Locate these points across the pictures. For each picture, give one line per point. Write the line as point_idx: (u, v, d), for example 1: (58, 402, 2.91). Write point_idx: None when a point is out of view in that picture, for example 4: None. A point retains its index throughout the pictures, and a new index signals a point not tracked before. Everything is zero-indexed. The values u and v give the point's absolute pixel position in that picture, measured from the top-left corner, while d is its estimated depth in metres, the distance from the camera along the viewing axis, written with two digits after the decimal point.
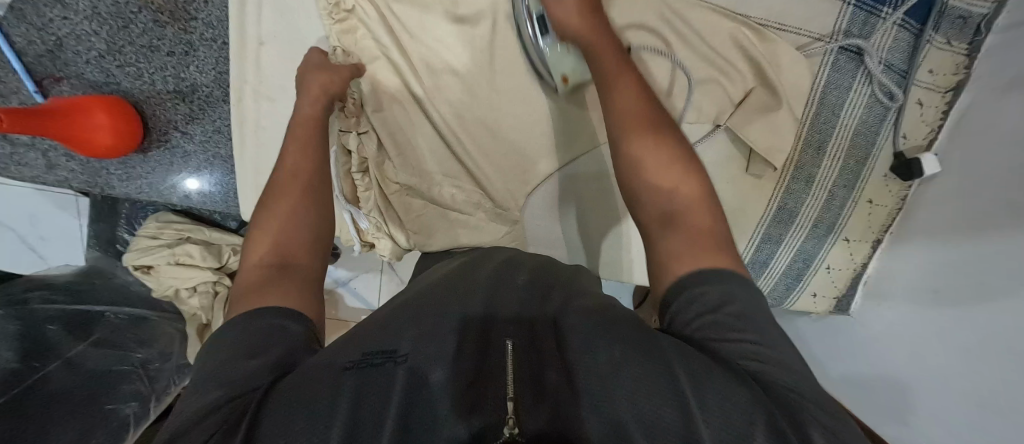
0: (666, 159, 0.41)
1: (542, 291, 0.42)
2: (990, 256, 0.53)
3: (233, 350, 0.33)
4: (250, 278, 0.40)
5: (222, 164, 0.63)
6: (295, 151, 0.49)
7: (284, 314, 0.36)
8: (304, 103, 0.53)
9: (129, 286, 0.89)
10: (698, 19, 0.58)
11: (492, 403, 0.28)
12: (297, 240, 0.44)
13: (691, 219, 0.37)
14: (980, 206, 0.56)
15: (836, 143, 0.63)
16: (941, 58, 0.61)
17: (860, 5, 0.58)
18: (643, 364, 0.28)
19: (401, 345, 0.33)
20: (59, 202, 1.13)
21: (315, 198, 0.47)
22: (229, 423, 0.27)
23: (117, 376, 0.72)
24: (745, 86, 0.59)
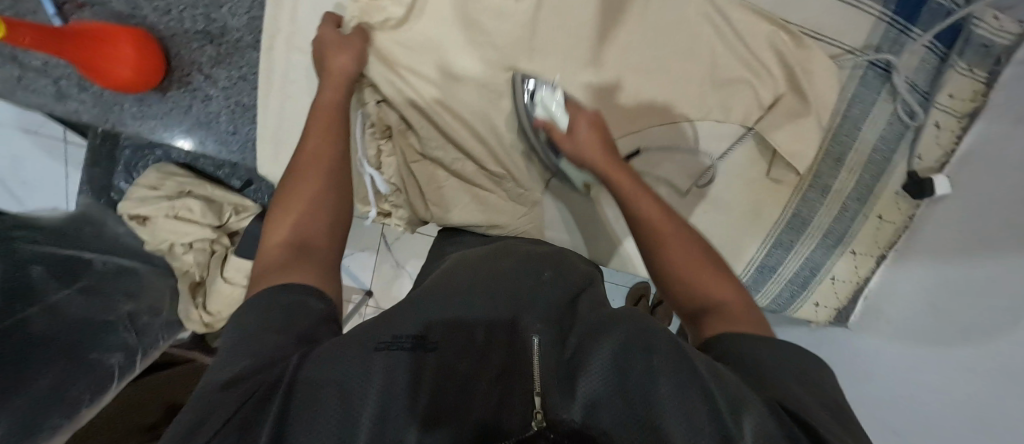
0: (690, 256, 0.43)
1: (570, 294, 0.43)
2: (987, 279, 0.55)
3: (263, 323, 0.33)
4: (269, 257, 0.39)
5: (243, 112, 0.61)
6: (319, 129, 0.47)
7: (304, 293, 0.35)
8: (323, 86, 0.51)
9: (119, 237, 0.84)
10: (739, 19, 0.58)
11: (519, 393, 0.29)
12: (318, 221, 0.42)
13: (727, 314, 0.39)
14: (982, 231, 0.58)
15: (854, 157, 0.65)
16: (962, 84, 0.63)
17: (893, 22, 0.60)
18: (676, 372, 0.29)
19: (430, 333, 0.33)
20: (45, 147, 1.08)
21: (332, 174, 0.45)
22: (264, 388, 0.27)
23: (101, 327, 0.70)
24: (775, 90, 0.60)
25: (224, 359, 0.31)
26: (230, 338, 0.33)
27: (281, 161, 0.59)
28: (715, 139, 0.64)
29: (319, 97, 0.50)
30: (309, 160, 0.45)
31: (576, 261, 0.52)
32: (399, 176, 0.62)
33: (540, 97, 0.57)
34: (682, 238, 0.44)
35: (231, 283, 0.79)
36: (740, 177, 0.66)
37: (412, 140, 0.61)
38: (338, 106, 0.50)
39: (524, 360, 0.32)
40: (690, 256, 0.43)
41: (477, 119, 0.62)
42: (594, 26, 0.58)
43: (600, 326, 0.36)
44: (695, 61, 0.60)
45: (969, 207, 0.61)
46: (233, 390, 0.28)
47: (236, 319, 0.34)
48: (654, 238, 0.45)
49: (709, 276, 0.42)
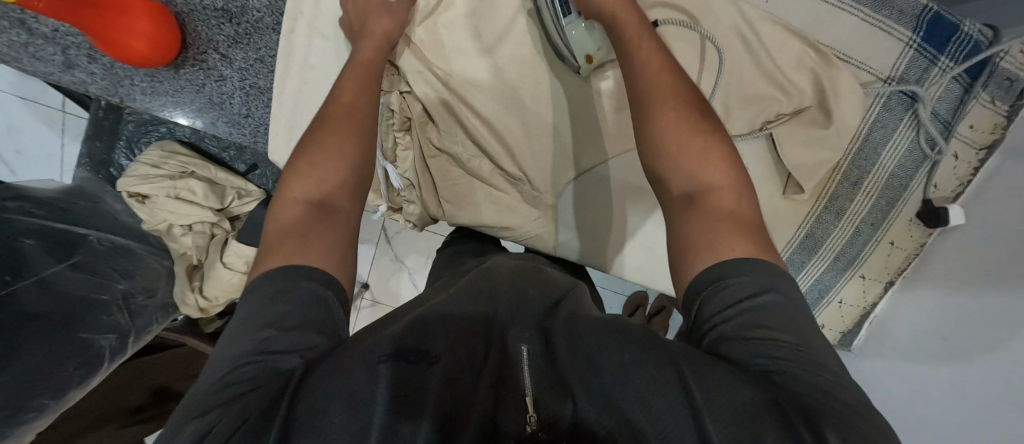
0: (689, 138, 0.39)
1: (554, 299, 0.42)
2: (996, 311, 0.55)
3: (267, 318, 0.31)
4: (289, 212, 0.39)
5: (257, 95, 0.59)
6: (344, 106, 0.46)
7: (303, 271, 0.34)
8: (354, 60, 0.49)
9: (115, 214, 0.81)
10: (768, 34, 0.58)
11: (512, 399, 0.28)
12: (343, 176, 0.42)
13: (716, 203, 0.37)
14: (993, 264, 0.58)
15: (872, 181, 0.65)
16: (983, 116, 0.63)
17: (922, 50, 0.60)
18: (652, 369, 0.28)
19: (434, 345, 0.31)
20: (42, 115, 1.05)
21: (360, 152, 0.44)
22: (267, 401, 0.26)
23: (95, 305, 0.67)
24: (800, 104, 0.59)
25: (225, 354, 0.30)
26: (232, 339, 0.31)
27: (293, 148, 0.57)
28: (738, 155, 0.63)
29: (344, 74, 0.49)
30: (328, 133, 0.43)
31: (550, 272, 0.51)
32: (417, 172, 0.60)
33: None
34: (687, 112, 0.40)
35: (230, 268, 0.77)
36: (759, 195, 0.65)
37: (432, 134, 0.60)
38: (366, 86, 0.48)
39: (518, 368, 0.30)
40: (693, 137, 0.39)
41: (497, 118, 0.61)
42: None
43: (582, 337, 0.34)
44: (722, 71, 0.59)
45: (996, 229, 0.59)
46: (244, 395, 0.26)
47: (253, 304, 0.33)
48: (655, 101, 0.41)
49: (700, 161, 0.39)
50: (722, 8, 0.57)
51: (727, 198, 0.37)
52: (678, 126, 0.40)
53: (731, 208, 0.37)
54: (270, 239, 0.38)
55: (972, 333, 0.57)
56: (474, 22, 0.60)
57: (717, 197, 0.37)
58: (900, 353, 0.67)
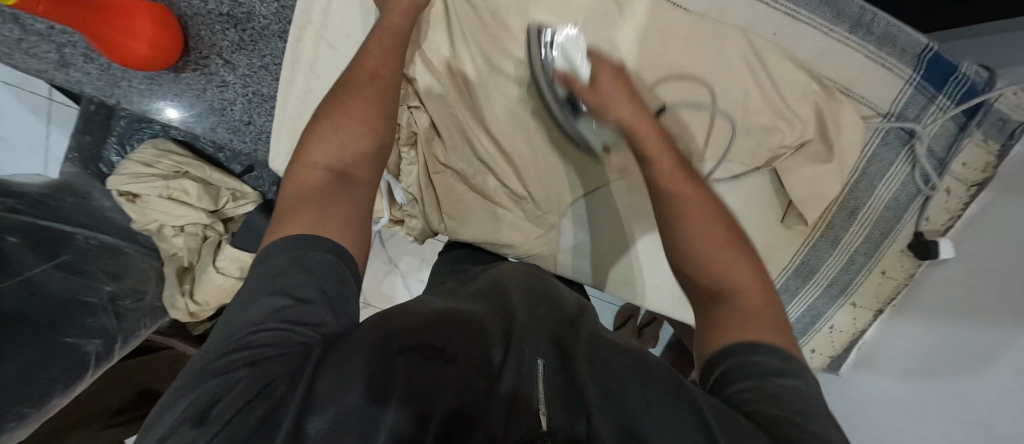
0: (716, 247, 0.41)
1: (571, 313, 0.42)
2: (980, 342, 0.57)
3: (282, 281, 0.33)
4: (308, 178, 0.40)
5: (261, 103, 0.58)
6: (360, 92, 0.45)
7: (320, 239, 0.36)
8: (354, 69, 0.47)
9: (104, 211, 0.79)
10: (775, 66, 0.59)
11: (526, 414, 0.27)
12: (365, 144, 0.43)
13: (744, 304, 0.38)
14: (975, 295, 0.60)
15: (868, 212, 0.66)
16: (974, 153, 0.64)
17: (922, 88, 0.61)
18: (673, 404, 0.29)
19: (450, 345, 0.32)
20: (27, 104, 1.02)
21: (378, 124, 0.45)
22: (288, 383, 0.28)
23: (80, 307, 0.65)
24: (804, 135, 0.60)
25: (242, 314, 0.32)
26: (247, 308, 0.33)
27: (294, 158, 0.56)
28: (738, 183, 0.64)
29: (363, 60, 0.48)
30: (345, 106, 0.44)
31: (559, 288, 0.49)
32: (422, 189, 0.60)
33: (561, 44, 0.54)
34: (708, 219, 0.42)
35: (225, 274, 0.75)
36: (758, 222, 0.66)
37: (437, 149, 0.60)
38: (383, 72, 0.47)
39: (533, 381, 0.30)
40: (712, 230, 0.42)
41: (502, 136, 0.61)
42: (632, 58, 0.58)
43: (597, 357, 0.34)
44: (728, 100, 0.60)
45: (976, 268, 0.61)
46: (259, 362, 0.29)
47: (269, 264, 0.35)
48: (675, 208, 0.44)
49: (722, 254, 0.41)
50: (732, 39, 0.58)
51: (751, 286, 0.39)
52: (703, 234, 0.42)
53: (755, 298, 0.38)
54: (288, 202, 0.39)
55: (955, 359, 0.59)
56: (485, 35, 0.59)
57: (739, 286, 0.39)
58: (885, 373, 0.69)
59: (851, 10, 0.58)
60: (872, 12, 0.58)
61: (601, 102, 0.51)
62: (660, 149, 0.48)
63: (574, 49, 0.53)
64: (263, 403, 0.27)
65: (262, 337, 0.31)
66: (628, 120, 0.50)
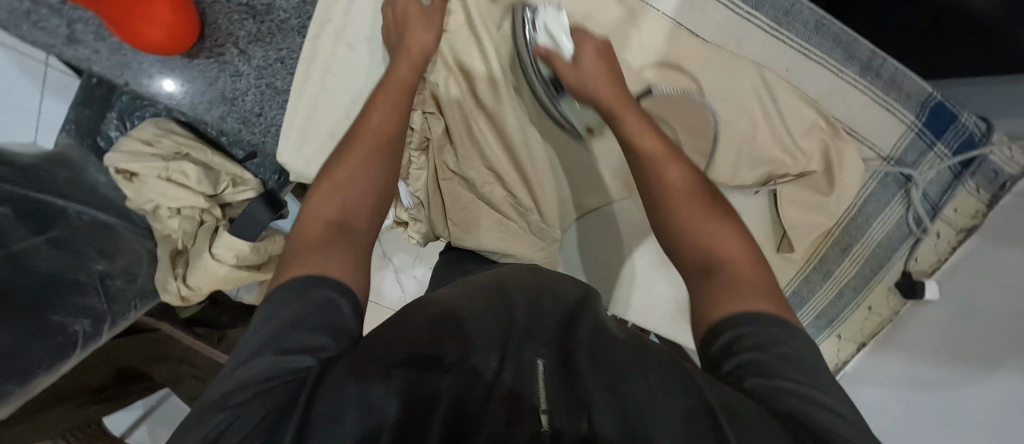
0: (701, 219, 0.43)
1: (571, 306, 0.42)
2: (972, 372, 0.58)
3: (285, 320, 0.33)
4: (308, 233, 0.41)
5: (273, 95, 0.58)
6: (365, 133, 0.48)
7: (327, 283, 0.36)
8: (372, 111, 0.50)
9: (97, 187, 0.76)
10: (785, 100, 0.59)
11: (528, 409, 0.28)
12: (363, 193, 0.45)
13: (733, 275, 0.39)
14: (972, 326, 0.60)
15: (861, 249, 0.68)
16: (966, 201, 0.67)
17: (921, 134, 0.63)
18: (676, 394, 0.28)
19: (447, 352, 0.31)
20: (25, 68, 0.99)
21: (379, 166, 0.47)
22: (286, 401, 0.27)
23: (69, 287, 0.65)
24: (807, 168, 0.61)
25: (235, 368, 0.30)
26: (247, 350, 0.32)
27: (303, 154, 0.57)
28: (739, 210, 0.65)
29: (368, 113, 0.50)
30: (350, 159, 0.46)
31: (560, 279, 0.49)
32: (431, 195, 0.61)
33: (544, 21, 0.55)
34: (695, 195, 0.44)
35: (219, 261, 0.74)
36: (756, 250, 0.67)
37: (446, 157, 0.60)
38: (392, 121, 0.49)
39: (536, 384, 0.30)
40: (692, 202, 0.44)
41: (511, 151, 0.62)
42: (648, 82, 0.59)
43: (601, 357, 0.33)
44: (738, 128, 0.60)
45: (965, 306, 0.63)
46: (253, 397, 0.27)
47: (262, 320, 0.34)
48: (665, 181, 0.45)
49: (706, 222, 0.43)
50: (749, 71, 0.59)
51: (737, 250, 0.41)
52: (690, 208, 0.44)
53: (746, 266, 0.40)
54: (291, 258, 0.39)
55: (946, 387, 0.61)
56: (503, 50, 0.60)
57: (727, 254, 0.41)
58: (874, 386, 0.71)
59: (862, 54, 0.60)
60: (881, 57, 0.60)
61: (581, 83, 0.53)
62: (636, 119, 0.50)
63: (555, 27, 0.55)
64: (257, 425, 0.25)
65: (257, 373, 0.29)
66: (602, 96, 0.52)
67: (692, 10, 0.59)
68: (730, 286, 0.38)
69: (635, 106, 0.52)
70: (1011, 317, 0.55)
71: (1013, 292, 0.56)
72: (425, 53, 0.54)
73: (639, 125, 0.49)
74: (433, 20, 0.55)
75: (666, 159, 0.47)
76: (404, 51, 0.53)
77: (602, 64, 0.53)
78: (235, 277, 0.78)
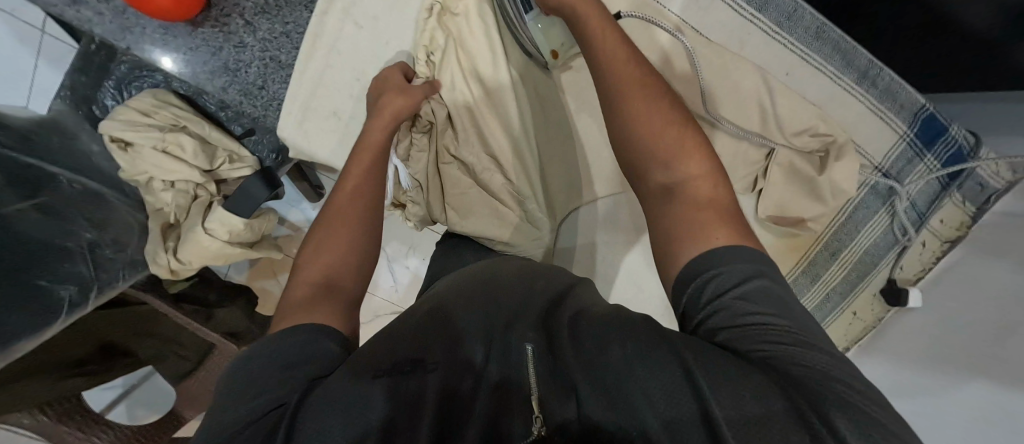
0: (662, 135, 0.41)
1: (559, 291, 0.44)
2: (953, 379, 0.59)
3: (269, 361, 0.34)
4: (296, 295, 0.41)
5: (277, 69, 0.58)
6: (350, 185, 0.50)
7: (317, 327, 0.37)
8: (355, 154, 0.52)
9: (91, 156, 0.74)
10: (785, 103, 0.60)
11: (518, 401, 0.31)
12: (346, 250, 0.46)
13: (691, 196, 0.39)
14: (958, 336, 0.62)
15: (849, 255, 0.70)
16: (950, 212, 0.69)
17: (913, 143, 0.64)
18: (654, 361, 0.29)
19: (428, 351, 0.33)
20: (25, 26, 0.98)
21: (366, 222, 0.48)
22: (274, 425, 0.28)
23: (54, 252, 0.65)
24: (800, 173, 0.63)
25: (218, 413, 0.30)
26: (234, 382, 0.33)
27: (304, 128, 0.59)
28: None
29: (345, 177, 0.51)
30: (332, 230, 0.47)
31: (562, 273, 0.51)
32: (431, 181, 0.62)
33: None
34: (659, 111, 0.42)
35: (212, 235, 0.74)
36: None
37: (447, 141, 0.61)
38: (370, 188, 0.50)
39: (522, 371, 0.34)
40: (654, 110, 0.42)
41: (513, 139, 0.62)
42: None
43: (589, 334, 0.34)
44: (736, 129, 0.61)
45: (945, 316, 0.65)
46: (240, 433, 0.28)
47: (236, 367, 0.34)
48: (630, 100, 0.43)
49: (669, 131, 0.41)
50: (751, 73, 0.59)
51: (697, 163, 0.40)
52: (653, 123, 0.42)
53: (705, 184, 0.39)
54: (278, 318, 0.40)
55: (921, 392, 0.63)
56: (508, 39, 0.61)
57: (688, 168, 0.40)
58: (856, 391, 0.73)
59: (860, 62, 0.61)
60: (878, 67, 0.61)
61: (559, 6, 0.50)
62: (614, 40, 0.48)
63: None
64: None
65: (235, 421, 0.29)
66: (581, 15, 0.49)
67: (698, 9, 0.60)
68: (694, 207, 0.38)
69: (617, 31, 0.48)
70: (998, 331, 0.56)
71: (1002, 303, 0.57)
72: (401, 118, 0.54)
73: (619, 46, 0.47)
74: (410, 88, 0.55)
75: (631, 78, 0.44)
76: (380, 114, 0.53)
77: None
78: (226, 253, 0.78)
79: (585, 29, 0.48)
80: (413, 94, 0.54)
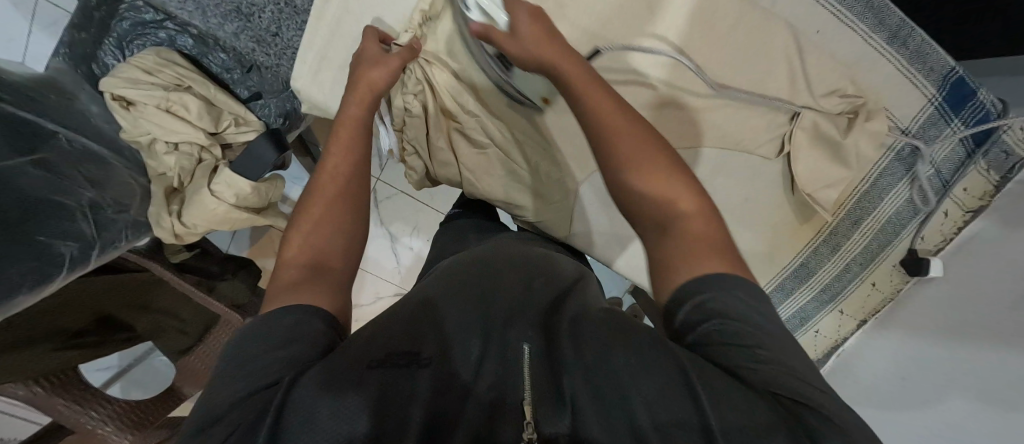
0: (649, 174, 0.43)
1: (562, 293, 0.46)
2: (971, 365, 0.58)
3: (258, 345, 0.33)
4: (286, 275, 0.41)
5: (289, 18, 0.76)
6: (336, 153, 0.50)
7: (300, 309, 0.36)
8: (333, 132, 0.51)
9: (90, 116, 0.72)
10: (813, 62, 0.61)
11: (512, 409, 0.31)
12: (329, 230, 0.45)
13: (685, 230, 0.40)
14: (967, 320, 0.61)
15: (870, 223, 0.70)
16: (975, 180, 0.67)
17: (941, 109, 0.64)
18: (657, 377, 0.30)
19: (424, 348, 0.34)
20: None
21: (351, 204, 0.47)
22: (253, 416, 0.27)
23: (55, 207, 0.61)
24: (839, 133, 0.62)
25: (211, 393, 0.31)
26: (220, 382, 0.31)
27: (318, 79, 0.60)
28: (752, 173, 0.67)
29: (325, 157, 0.49)
30: (313, 212, 0.46)
31: (559, 261, 0.57)
32: (442, 141, 0.62)
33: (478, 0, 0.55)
34: (646, 149, 0.44)
35: (217, 198, 0.71)
36: (767, 218, 0.69)
37: (448, 103, 0.61)
38: (355, 169, 0.49)
39: (517, 368, 0.34)
40: (631, 135, 0.45)
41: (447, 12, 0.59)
42: (682, 32, 0.60)
43: (590, 334, 0.36)
44: (762, 87, 0.62)
45: (959, 300, 0.64)
46: (224, 416, 0.28)
47: (229, 355, 0.34)
48: (614, 139, 0.45)
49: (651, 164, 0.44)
50: (777, 32, 0.60)
51: (682, 196, 0.42)
52: (639, 161, 0.44)
53: (699, 218, 0.41)
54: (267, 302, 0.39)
55: (917, 394, 0.63)
56: None
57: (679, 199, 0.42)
58: (861, 386, 0.72)
59: (891, 21, 0.62)
60: (910, 27, 0.62)
61: (524, 51, 0.51)
62: (576, 66, 0.49)
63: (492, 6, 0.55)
64: (240, 429, 0.26)
65: (228, 397, 0.30)
66: (548, 59, 0.50)
67: None
68: (692, 241, 0.40)
69: (581, 61, 0.50)
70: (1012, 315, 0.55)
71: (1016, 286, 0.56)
72: (376, 89, 0.54)
73: (581, 72, 0.49)
74: (386, 57, 0.55)
75: (609, 109, 0.46)
76: (355, 86, 0.53)
77: (539, 26, 0.52)
78: (234, 218, 0.75)
79: (551, 65, 0.50)
80: (388, 65, 0.54)
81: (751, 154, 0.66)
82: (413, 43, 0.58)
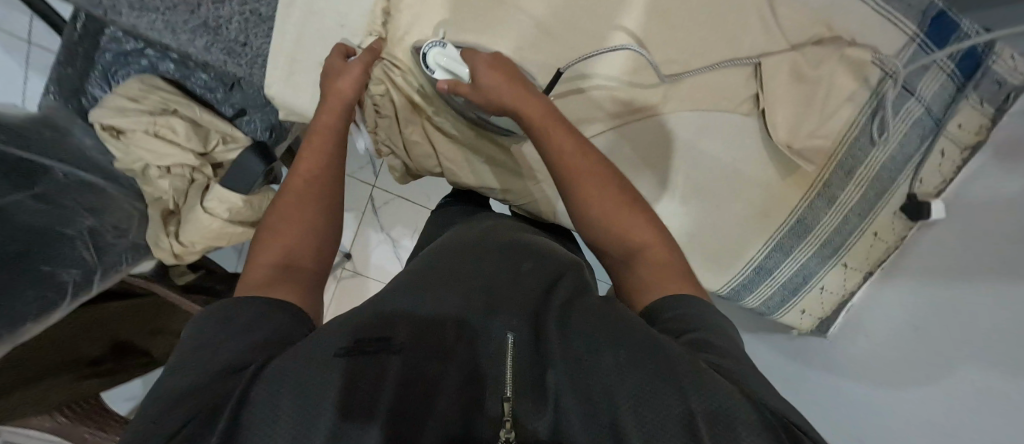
0: (607, 209, 0.45)
1: (552, 274, 0.46)
2: (971, 319, 0.59)
3: (219, 328, 0.33)
4: (253, 275, 0.41)
5: (256, 23, 0.72)
6: (308, 159, 0.51)
7: (267, 303, 0.36)
8: (308, 138, 0.52)
9: (84, 149, 0.74)
10: (785, 13, 0.60)
11: (483, 416, 0.31)
12: (297, 234, 0.45)
13: (649, 257, 0.43)
14: (971, 271, 0.61)
15: (864, 173, 0.68)
16: (969, 114, 0.67)
17: (924, 45, 0.63)
18: (650, 375, 0.30)
19: (395, 334, 0.35)
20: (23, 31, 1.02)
21: (326, 209, 0.49)
22: (216, 402, 0.28)
23: (54, 237, 0.62)
24: (812, 80, 0.62)
25: (180, 372, 0.30)
26: (184, 367, 0.30)
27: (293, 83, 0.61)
28: (729, 133, 0.66)
29: (298, 164, 0.50)
30: (285, 211, 0.46)
31: (552, 245, 0.58)
32: (417, 133, 0.63)
33: (435, 58, 0.54)
34: (605, 187, 0.46)
35: (212, 214, 0.73)
36: (755, 177, 0.68)
37: (415, 97, 0.60)
38: (328, 171, 0.50)
39: (501, 358, 0.34)
40: (591, 174, 0.46)
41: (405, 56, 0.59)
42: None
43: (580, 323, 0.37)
44: (737, 43, 0.61)
45: (957, 255, 0.65)
46: (204, 385, 0.29)
47: (187, 338, 0.33)
48: (574, 178, 0.46)
49: (627, 219, 0.45)
50: None
51: (640, 230, 0.45)
52: (600, 198, 0.45)
53: (658, 246, 0.44)
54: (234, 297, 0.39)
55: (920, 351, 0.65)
56: None
57: (641, 236, 0.44)
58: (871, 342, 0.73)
59: None
60: None
61: (485, 97, 0.52)
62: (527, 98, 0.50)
63: (448, 58, 0.54)
64: (200, 411, 0.27)
65: (197, 372, 0.30)
66: (508, 102, 0.50)
67: None
68: (659, 269, 0.42)
69: (543, 100, 0.51)
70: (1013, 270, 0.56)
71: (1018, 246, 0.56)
72: (347, 99, 0.54)
73: (541, 111, 0.49)
74: (350, 65, 0.55)
75: (570, 148, 0.47)
76: (327, 99, 0.53)
77: (503, 74, 0.51)
78: (228, 233, 0.76)
79: (510, 108, 0.50)
80: (352, 72, 0.54)
81: (732, 113, 0.65)
82: (373, 49, 0.57)
